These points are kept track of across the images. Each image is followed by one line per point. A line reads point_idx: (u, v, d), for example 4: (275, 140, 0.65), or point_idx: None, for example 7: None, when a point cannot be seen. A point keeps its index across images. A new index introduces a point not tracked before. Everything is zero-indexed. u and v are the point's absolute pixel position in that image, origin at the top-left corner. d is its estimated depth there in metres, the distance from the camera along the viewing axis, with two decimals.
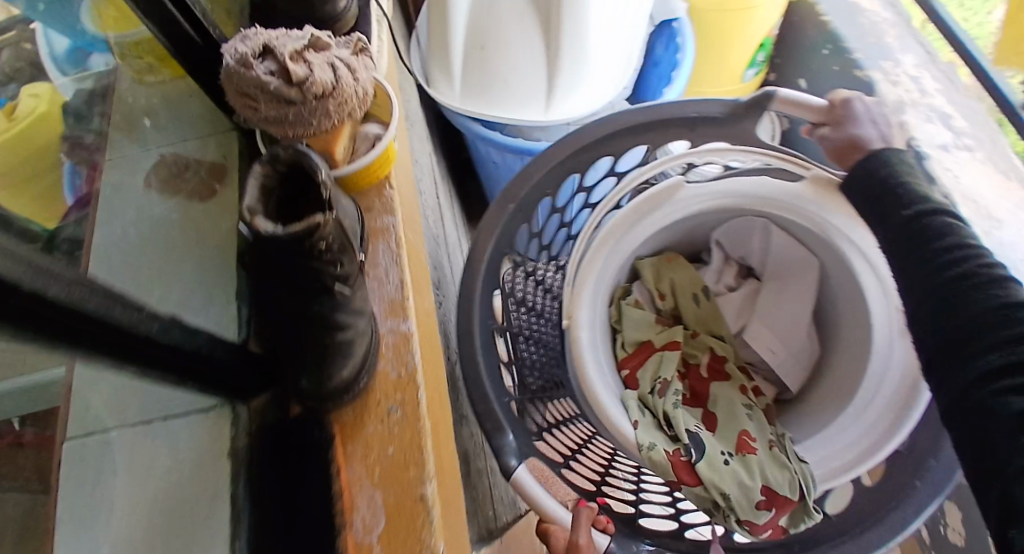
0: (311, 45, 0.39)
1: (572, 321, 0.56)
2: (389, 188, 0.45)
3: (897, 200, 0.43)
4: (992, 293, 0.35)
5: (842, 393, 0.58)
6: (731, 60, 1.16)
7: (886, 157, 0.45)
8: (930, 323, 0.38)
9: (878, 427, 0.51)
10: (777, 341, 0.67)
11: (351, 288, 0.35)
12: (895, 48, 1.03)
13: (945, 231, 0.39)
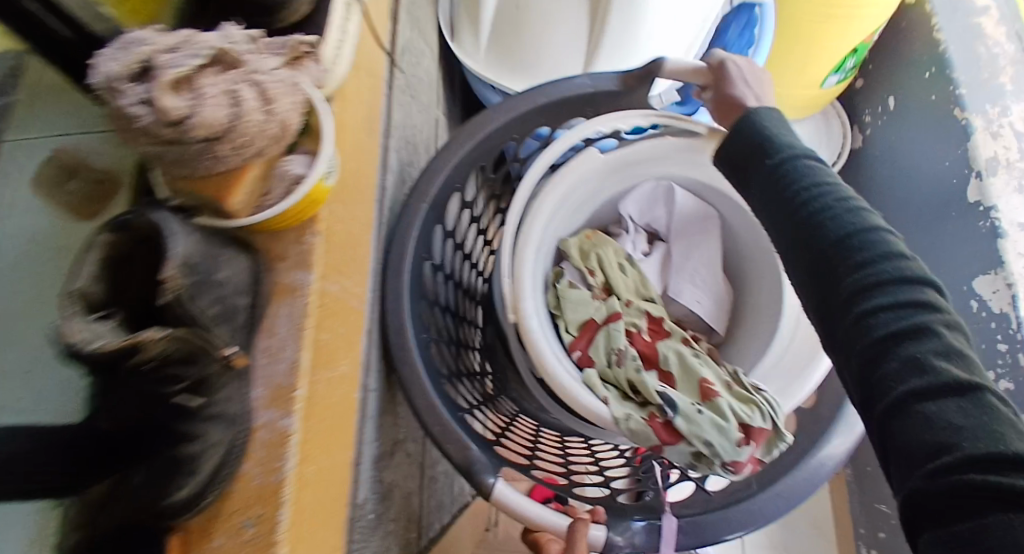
0: (214, 61, 0.30)
1: (518, 314, 0.56)
2: (312, 234, 0.38)
3: (763, 153, 0.48)
4: (842, 223, 0.38)
5: (763, 324, 0.65)
6: (813, 59, 0.95)
7: (758, 113, 0.51)
8: (799, 260, 0.40)
9: (803, 359, 0.58)
10: (701, 291, 0.70)
11: (203, 398, 0.32)
12: (1009, 90, 0.88)
13: (799, 178, 0.44)
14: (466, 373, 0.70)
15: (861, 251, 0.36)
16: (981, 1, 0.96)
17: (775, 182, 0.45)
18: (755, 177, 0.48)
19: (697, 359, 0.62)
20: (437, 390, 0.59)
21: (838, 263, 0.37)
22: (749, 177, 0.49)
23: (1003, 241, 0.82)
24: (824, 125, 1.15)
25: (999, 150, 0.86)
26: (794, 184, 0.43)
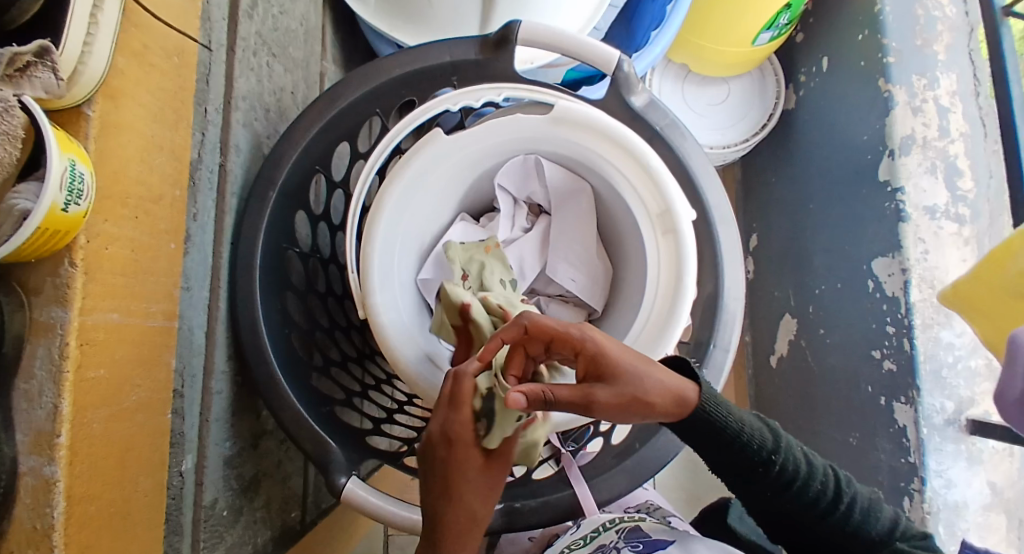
0: None
1: (367, 308, 0.52)
2: (66, 265, 0.33)
3: (733, 441, 0.47)
4: (812, 478, 0.48)
5: (630, 303, 0.59)
6: (747, 8, 0.87)
7: (722, 407, 0.46)
8: (790, 511, 0.48)
9: (647, 344, 0.53)
10: (576, 267, 0.64)
11: None
12: (940, 60, 0.84)
13: (772, 453, 0.47)
14: (356, 356, 0.67)
15: (829, 493, 0.48)
16: None
17: (729, 446, 0.47)
18: (701, 441, 0.47)
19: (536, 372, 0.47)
20: (298, 387, 0.54)
21: (815, 510, 0.48)
22: (694, 434, 0.47)
23: (906, 225, 0.81)
24: (759, 83, 1.08)
25: (916, 128, 0.83)
26: (767, 458, 0.47)
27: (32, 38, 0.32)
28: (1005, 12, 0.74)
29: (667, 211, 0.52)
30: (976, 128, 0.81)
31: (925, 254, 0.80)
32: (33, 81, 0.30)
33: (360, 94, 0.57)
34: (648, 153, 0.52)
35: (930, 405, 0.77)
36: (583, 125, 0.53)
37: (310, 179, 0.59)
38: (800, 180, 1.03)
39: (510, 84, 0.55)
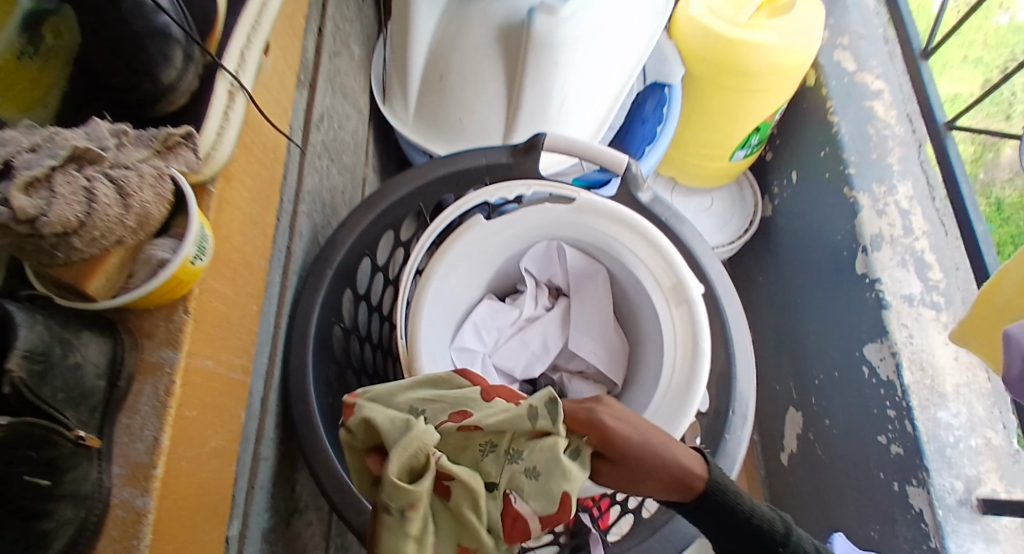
0: (74, 157, 0.31)
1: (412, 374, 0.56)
2: (181, 311, 0.38)
3: (742, 524, 0.44)
4: None
5: (649, 374, 0.64)
6: (721, 131, 1.01)
7: (726, 489, 0.45)
8: None
9: (670, 407, 0.57)
10: (595, 343, 0.69)
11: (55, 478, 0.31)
12: (896, 170, 0.97)
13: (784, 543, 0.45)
14: None
15: None
16: (873, 85, 1.03)
17: (742, 532, 0.45)
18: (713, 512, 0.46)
19: (511, 454, 0.39)
20: (339, 456, 0.56)
21: None
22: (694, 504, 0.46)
23: (888, 311, 0.89)
24: (738, 195, 1.22)
25: (883, 227, 0.94)
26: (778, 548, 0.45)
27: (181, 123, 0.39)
28: (947, 127, 0.93)
29: (679, 283, 0.59)
30: (936, 227, 0.92)
31: (910, 337, 0.86)
32: (179, 158, 0.37)
33: (407, 187, 0.66)
34: (659, 236, 0.60)
35: (941, 486, 0.78)
36: (601, 214, 0.61)
37: (358, 264, 0.65)
38: (786, 279, 1.13)
39: (534, 181, 0.63)
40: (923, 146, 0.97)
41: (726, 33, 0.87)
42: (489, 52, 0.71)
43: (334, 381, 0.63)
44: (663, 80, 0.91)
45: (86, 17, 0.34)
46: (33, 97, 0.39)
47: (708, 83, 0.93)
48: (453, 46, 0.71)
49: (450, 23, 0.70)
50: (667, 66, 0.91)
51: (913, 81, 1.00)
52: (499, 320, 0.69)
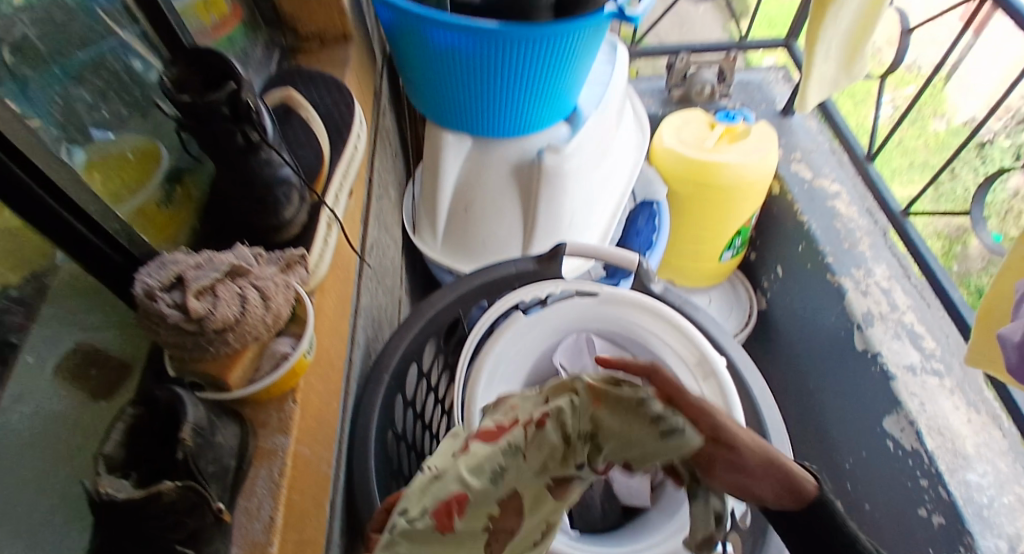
0: (229, 271, 0.39)
1: None
2: (290, 401, 0.45)
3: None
4: None
5: None
6: (705, 235, 1.12)
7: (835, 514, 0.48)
8: None
9: None
10: None
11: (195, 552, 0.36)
12: (868, 256, 1.04)
13: None
14: None
15: None
16: (831, 188, 1.12)
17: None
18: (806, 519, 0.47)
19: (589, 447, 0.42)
20: None
21: None
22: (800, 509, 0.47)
23: (895, 383, 0.92)
24: (732, 293, 1.29)
25: (871, 305, 0.99)
26: None
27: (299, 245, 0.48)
28: (905, 213, 1.03)
29: (704, 358, 0.65)
30: (918, 301, 0.98)
31: (922, 404, 0.89)
32: (297, 274, 0.44)
33: (448, 296, 0.75)
34: (680, 318, 0.68)
35: (988, 550, 0.76)
36: (626, 304, 0.70)
37: (406, 372, 0.71)
38: (795, 367, 1.17)
39: (562, 282, 0.71)
40: (888, 233, 1.05)
41: (697, 157, 1.00)
42: (506, 182, 0.83)
43: (390, 485, 0.65)
44: (652, 198, 1.00)
45: (229, 169, 0.44)
46: (169, 234, 0.46)
47: (691, 197, 1.04)
48: (476, 182, 0.83)
49: (470, 165, 0.83)
50: (653, 185, 1.00)
51: (865, 180, 1.10)
52: None
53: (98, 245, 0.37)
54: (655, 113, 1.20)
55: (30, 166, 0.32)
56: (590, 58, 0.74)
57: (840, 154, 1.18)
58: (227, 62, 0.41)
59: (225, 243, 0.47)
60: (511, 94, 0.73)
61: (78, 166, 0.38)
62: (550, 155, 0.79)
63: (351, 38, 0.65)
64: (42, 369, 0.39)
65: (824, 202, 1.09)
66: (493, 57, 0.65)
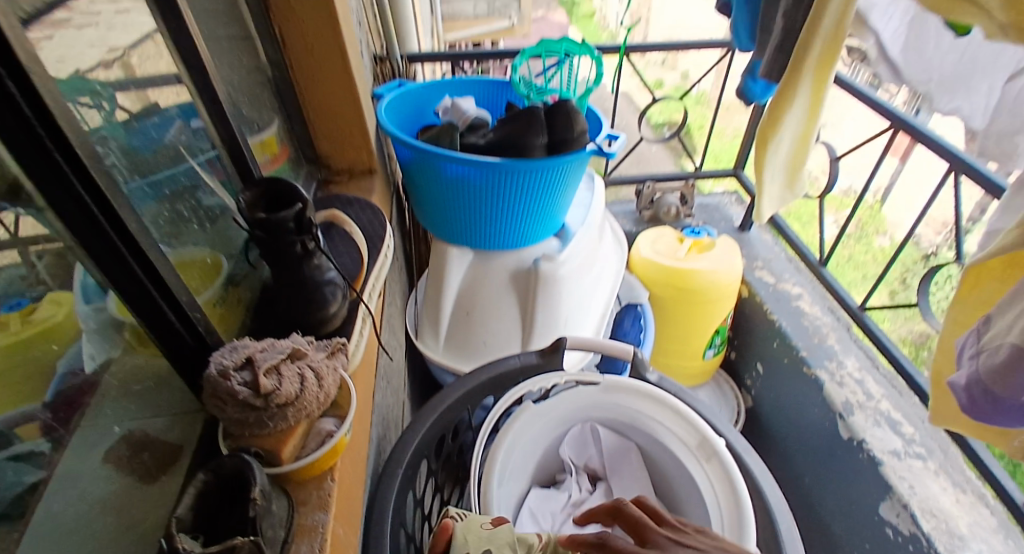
0: (290, 355, 0.46)
1: None
2: (329, 480, 0.48)
3: None
4: None
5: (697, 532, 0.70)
6: (689, 336, 1.17)
7: None
8: None
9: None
10: None
11: None
12: (837, 349, 1.04)
13: None
14: None
15: None
16: (793, 290, 1.16)
17: None
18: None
19: None
20: None
21: None
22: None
23: (884, 468, 0.88)
24: (719, 391, 1.25)
25: (849, 396, 0.97)
26: None
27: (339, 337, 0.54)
28: (862, 307, 1.05)
29: (705, 440, 0.69)
30: (892, 390, 0.97)
31: (913, 489, 0.85)
32: (341, 361, 0.50)
33: (455, 391, 0.79)
34: (677, 402, 0.73)
35: None
36: (626, 392, 0.75)
37: (416, 469, 0.73)
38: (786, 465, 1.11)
39: (564, 374, 0.77)
40: (852, 328, 1.07)
41: (672, 266, 1.11)
42: (506, 288, 0.91)
43: None
44: (636, 301, 1.08)
45: (284, 273, 0.51)
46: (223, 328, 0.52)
47: (671, 299, 1.12)
48: (478, 289, 0.92)
49: (472, 275, 0.92)
50: (636, 290, 1.09)
51: (822, 282, 1.14)
52: (551, 506, 0.76)
53: (179, 329, 0.42)
54: (630, 229, 1.35)
55: (148, 266, 0.38)
56: (575, 185, 0.86)
57: (796, 262, 1.23)
58: (295, 188, 0.51)
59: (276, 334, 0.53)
60: (509, 215, 0.83)
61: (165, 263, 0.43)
62: (545, 263, 0.88)
63: (375, 171, 0.78)
64: (96, 445, 0.42)
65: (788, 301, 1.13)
66: (495, 184, 0.77)
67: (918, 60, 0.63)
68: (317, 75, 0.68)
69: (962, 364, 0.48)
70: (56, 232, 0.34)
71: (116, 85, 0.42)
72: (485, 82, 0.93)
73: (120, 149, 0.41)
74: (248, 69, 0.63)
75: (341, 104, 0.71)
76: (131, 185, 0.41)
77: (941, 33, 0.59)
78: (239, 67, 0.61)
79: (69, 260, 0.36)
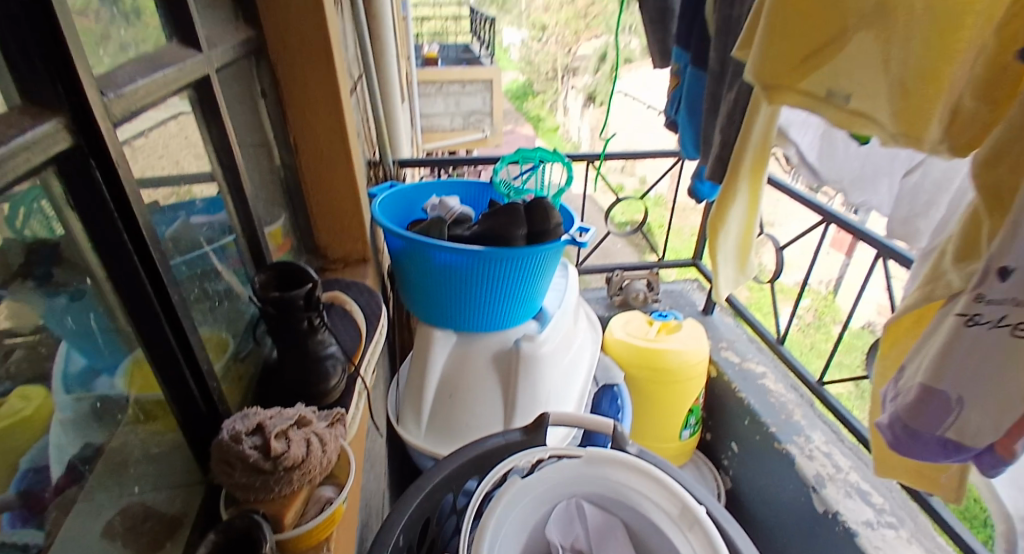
0: (296, 421, 0.49)
1: None
2: (324, 550, 0.49)
3: None
4: None
5: None
6: (665, 417, 1.20)
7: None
8: None
9: None
10: None
11: None
12: (804, 424, 1.08)
13: None
14: None
15: None
16: (758, 369, 1.23)
17: None
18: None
19: None
20: None
21: None
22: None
23: (859, 539, 0.88)
24: (698, 473, 1.26)
25: (819, 469, 0.99)
26: None
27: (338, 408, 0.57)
28: (820, 381, 1.10)
29: (686, 508, 0.72)
30: (858, 461, 1.00)
31: None
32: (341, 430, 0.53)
33: (438, 469, 0.78)
34: (658, 473, 0.75)
35: None
36: (609, 465, 0.77)
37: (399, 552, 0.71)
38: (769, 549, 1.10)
39: (546, 449, 0.79)
40: (815, 404, 1.12)
41: (644, 346, 1.18)
42: (489, 369, 0.95)
43: None
44: (611, 381, 1.14)
45: (287, 347, 0.55)
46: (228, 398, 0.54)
47: (645, 380, 1.17)
48: (462, 370, 0.95)
49: (456, 357, 0.96)
50: (611, 370, 1.15)
51: (784, 362, 1.21)
52: None
53: (193, 392, 0.45)
54: (603, 314, 1.42)
55: (178, 330, 0.42)
56: (552, 272, 0.93)
57: (757, 342, 1.31)
58: (304, 269, 0.56)
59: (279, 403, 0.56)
60: (492, 299, 0.89)
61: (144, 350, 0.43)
62: (526, 343, 0.93)
63: (368, 259, 0.85)
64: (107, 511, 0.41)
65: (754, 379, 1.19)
66: (480, 270, 0.83)
67: (831, 165, 0.69)
68: (323, 176, 0.76)
69: (884, 407, 0.46)
70: (108, 296, 0.38)
71: (170, 179, 0.48)
72: (469, 183, 1.03)
73: (168, 234, 0.46)
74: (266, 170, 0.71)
75: (341, 198, 0.78)
76: (173, 262, 0.46)
77: (847, 142, 0.67)
78: (259, 169, 0.69)
79: (114, 316, 0.39)
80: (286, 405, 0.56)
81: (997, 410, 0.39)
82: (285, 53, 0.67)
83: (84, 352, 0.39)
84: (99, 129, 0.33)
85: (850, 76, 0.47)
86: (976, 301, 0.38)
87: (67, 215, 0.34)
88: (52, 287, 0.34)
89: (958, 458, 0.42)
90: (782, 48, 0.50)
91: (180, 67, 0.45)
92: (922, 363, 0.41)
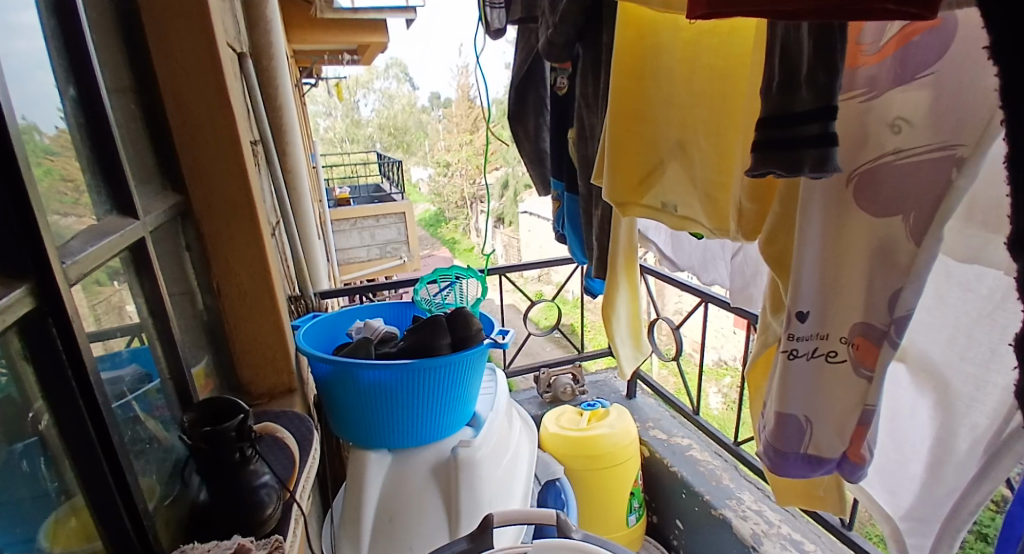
0: (236, 549, 0.51)
1: None
2: None
3: None
4: None
5: None
6: (609, 505, 1.23)
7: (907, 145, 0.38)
8: None
9: None
10: None
11: None
12: (733, 486, 1.15)
13: None
14: None
15: None
16: (684, 442, 1.31)
17: None
18: None
19: None
20: None
21: None
22: None
23: None
24: None
25: (753, 526, 1.05)
26: None
27: (285, 528, 0.59)
28: (736, 443, 1.19)
29: None
30: (785, 511, 1.07)
31: None
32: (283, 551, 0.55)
33: None
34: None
35: None
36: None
37: None
38: None
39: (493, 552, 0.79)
40: (738, 465, 1.20)
41: (578, 435, 1.23)
42: (427, 484, 0.96)
43: None
44: (553, 476, 1.16)
45: (219, 484, 0.56)
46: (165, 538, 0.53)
47: (584, 470, 1.21)
48: (399, 489, 0.95)
49: (393, 476, 0.96)
50: (551, 465, 1.17)
51: (704, 431, 1.30)
52: None
53: (129, 531, 0.45)
54: (536, 413, 1.47)
55: (117, 468, 0.44)
56: (480, 376, 0.99)
57: (678, 417, 1.41)
58: (234, 400, 0.58)
59: (219, 537, 0.56)
60: (427, 411, 0.93)
61: (70, 505, 0.42)
62: (462, 449, 0.95)
63: (294, 389, 0.87)
64: None
65: (682, 453, 1.26)
66: (411, 383, 0.88)
67: (682, 252, 0.84)
68: (246, 314, 0.80)
69: (760, 436, 0.55)
70: (56, 435, 0.40)
71: (110, 330, 0.52)
72: (391, 304, 1.10)
73: (106, 375, 0.50)
74: (193, 316, 0.74)
75: (264, 333, 0.82)
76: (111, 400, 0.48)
77: (688, 236, 0.81)
78: (186, 315, 0.72)
79: (57, 459, 0.41)
80: (228, 537, 0.56)
81: (835, 424, 0.49)
82: (207, 210, 0.75)
83: (36, 506, 0.39)
84: (59, 293, 0.39)
85: (672, 191, 0.61)
86: (790, 339, 0.49)
87: (20, 368, 0.37)
88: (12, 434, 0.37)
89: (824, 470, 0.51)
90: (623, 176, 0.63)
91: (120, 235, 0.52)
92: (773, 391, 0.51)
